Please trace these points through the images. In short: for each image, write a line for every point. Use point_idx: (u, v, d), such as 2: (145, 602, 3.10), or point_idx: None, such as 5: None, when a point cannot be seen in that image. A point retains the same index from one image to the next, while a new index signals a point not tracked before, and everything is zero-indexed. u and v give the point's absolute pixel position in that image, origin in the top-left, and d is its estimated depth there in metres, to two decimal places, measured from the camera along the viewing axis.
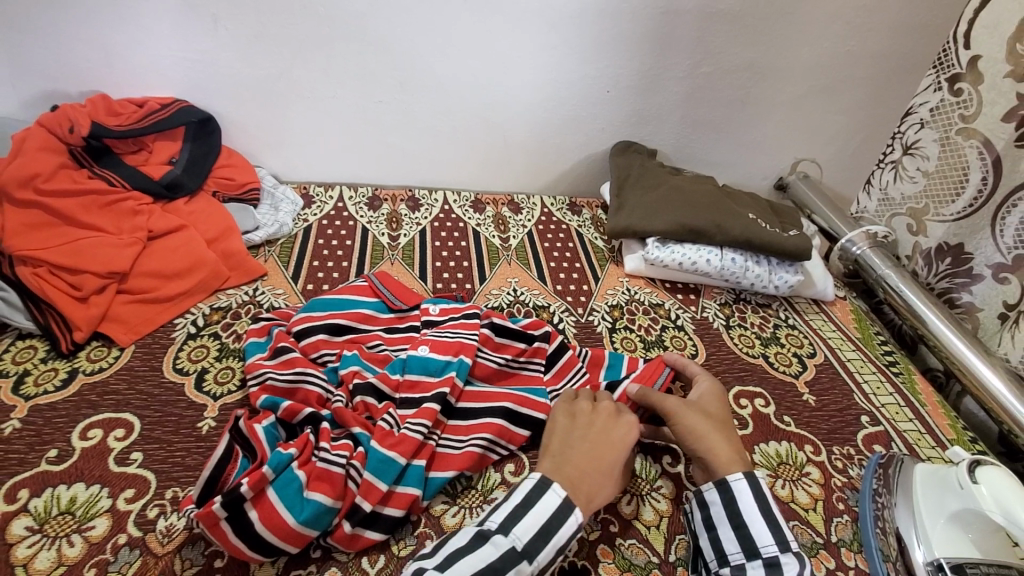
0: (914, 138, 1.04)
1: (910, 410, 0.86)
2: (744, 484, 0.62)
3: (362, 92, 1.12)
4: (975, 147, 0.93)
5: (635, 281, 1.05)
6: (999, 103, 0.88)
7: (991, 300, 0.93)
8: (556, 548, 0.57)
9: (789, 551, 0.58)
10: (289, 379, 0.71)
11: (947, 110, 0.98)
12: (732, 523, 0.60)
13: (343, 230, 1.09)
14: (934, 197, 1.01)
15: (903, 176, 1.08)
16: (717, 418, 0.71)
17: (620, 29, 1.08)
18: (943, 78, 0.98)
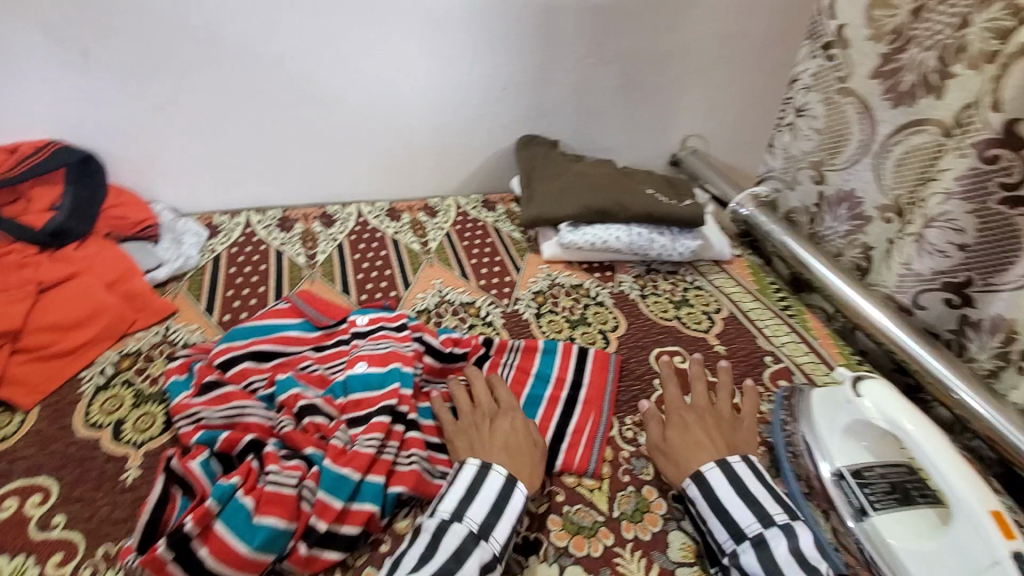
0: (803, 101, 1.10)
1: (805, 344, 0.97)
2: (718, 471, 0.67)
3: (257, 112, 1.10)
4: (853, 104, 1.00)
5: (554, 266, 1.10)
6: (865, 63, 0.97)
7: (881, 239, 0.99)
8: (488, 505, 0.62)
9: (773, 526, 0.61)
10: (226, 416, 0.70)
11: (825, 73, 1.05)
12: (715, 511, 0.64)
13: (256, 255, 1.06)
14: (828, 150, 1.06)
15: (799, 135, 1.12)
16: (682, 432, 0.73)
17: (507, 28, 1.13)
18: (817, 47, 1.06)
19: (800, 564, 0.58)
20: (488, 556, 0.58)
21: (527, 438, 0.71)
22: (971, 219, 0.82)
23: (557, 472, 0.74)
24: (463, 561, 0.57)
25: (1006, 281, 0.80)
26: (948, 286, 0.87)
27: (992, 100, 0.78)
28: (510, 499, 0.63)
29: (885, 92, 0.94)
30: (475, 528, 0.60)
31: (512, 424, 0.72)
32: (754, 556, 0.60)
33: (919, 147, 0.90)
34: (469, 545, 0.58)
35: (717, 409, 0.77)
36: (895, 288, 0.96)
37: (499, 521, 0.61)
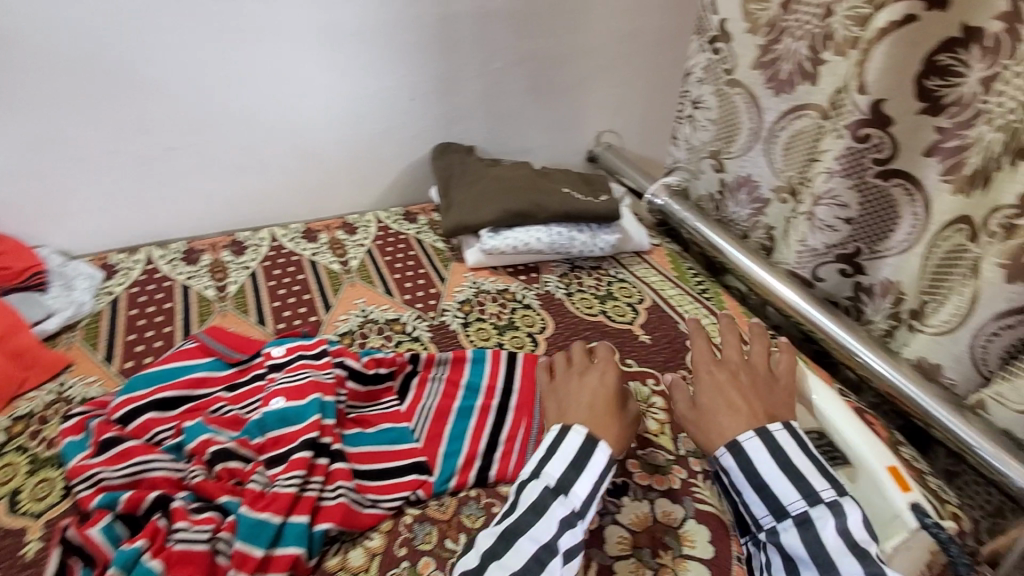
0: (698, 93, 1.15)
1: (724, 325, 1.01)
2: (758, 441, 0.63)
3: (147, 141, 1.04)
4: (740, 95, 1.05)
5: (479, 273, 1.10)
6: (746, 54, 1.03)
7: (780, 219, 1.06)
8: (567, 462, 0.63)
9: (819, 504, 0.59)
10: (128, 473, 0.65)
11: (714, 66, 1.10)
12: (755, 486, 0.62)
13: (159, 293, 0.99)
14: (723, 139, 1.12)
15: (697, 126, 1.17)
16: (713, 394, 0.69)
17: (407, 37, 1.11)
18: (705, 41, 1.11)
19: (847, 547, 0.56)
20: (566, 512, 0.60)
21: (617, 392, 0.70)
22: (851, 193, 0.88)
23: (495, 483, 0.74)
24: (542, 515, 0.59)
25: (890, 247, 0.88)
26: (840, 256, 0.94)
27: (856, 84, 0.82)
28: (592, 457, 0.63)
29: (767, 80, 1.00)
30: (552, 483, 0.61)
31: (602, 378, 0.72)
32: (796, 535, 0.59)
33: (801, 132, 0.97)
34: (545, 500, 0.60)
35: (748, 369, 0.72)
36: (796, 265, 1.00)
37: (579, 477, 0.62)
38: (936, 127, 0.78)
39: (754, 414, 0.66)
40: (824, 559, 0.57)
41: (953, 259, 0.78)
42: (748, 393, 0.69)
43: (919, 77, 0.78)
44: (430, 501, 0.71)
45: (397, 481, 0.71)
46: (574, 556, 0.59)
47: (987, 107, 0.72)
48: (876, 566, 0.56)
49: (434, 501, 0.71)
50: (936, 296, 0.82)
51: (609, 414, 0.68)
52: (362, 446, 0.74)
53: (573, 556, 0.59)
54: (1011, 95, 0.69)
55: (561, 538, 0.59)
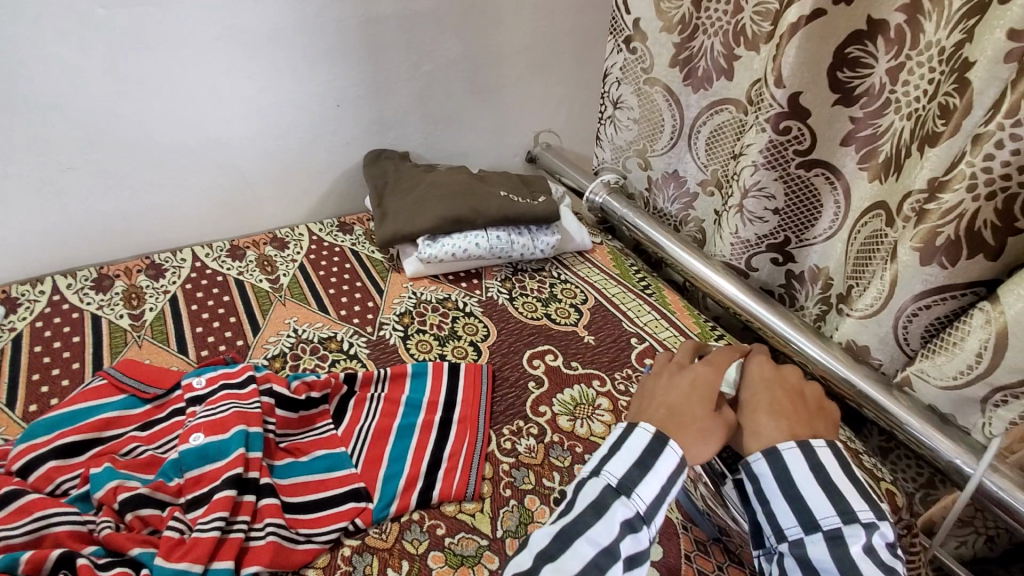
0: (618, 94, 1.13)
1: (666, 320, 1.02)
2: (797, 450, 0.56)
3: (40, 162, 0.95)
4: (660, 93, 1.05)
5: (418, 283, 1.06)
6: (663, 53, 1.02)
7: (708, 212, 1.09)
8: (631, 459, 0.55)
9: (855, 522, 0.52)
10: (29, 530, 0.58)
11: (631, 66, 1.08)
12: (785, 494, 0.55)
13: (66, 325, 0.91)
14: (648, 137, 1.12)
15: (620, 127, 1.16)
16: (756, 404, 0.61)
17: (325, 41, 1.06)
18: (620, 41, 1.08)
19: (878, 568, 0.49)
20: (630, 516, 0.53)
21: (710, 396, 0.61)
22: (777, 184, 0.90)
23: (438, 504, 0.70)
24: (603, 516, 0.52)
25: (817, 235, 0.91)
26: (771, 246, 0.96)
27: (774, 77, 0.82)
28: (660, 458, 0.55)
29: (685, 78, 1.01)
30: (614, 482, 0.54)
31: (687, 382, 0.63)
32: (825, 549, 0.51)
33: (723, 125, 0.99)
34: (606, 501, 0.53)
35: (800, 382, 0.65)
36: (732, 256, 1.02)
37: (645, 478, 0.54)
38: (849, 118, 0.81)
39: (796, 427, 0.59)
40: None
41: (872, 244, 0.82)
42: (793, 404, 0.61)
43: (832, 69, 0.80)
44: (370, 529, 0.67)
45: (333, 511, 0.67)
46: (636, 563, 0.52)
47: (895, 97, 0.76)
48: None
49: (374, 529, 0.68)
50: (861, 281, 0.85)
51: (683, 419, 0.59)
52: (294, 478, 0.70)
53: (636, 564, 0.52)
54: (915, 84, 0.73)
55: (623, 544, 0.52)
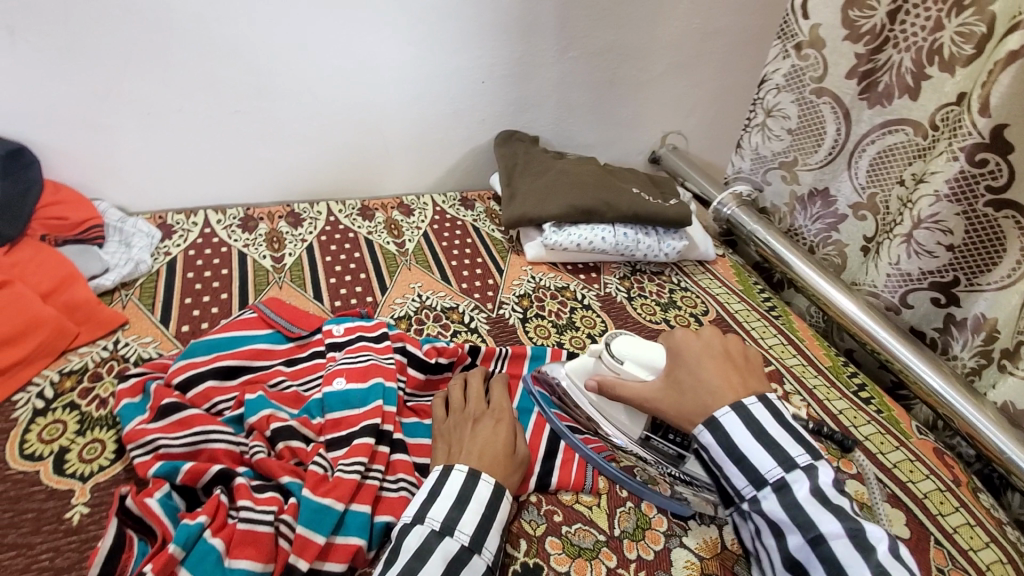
0: (774, 101, 1.09)
1: (793, 347, 0.97)
2: (733, 415, 0.62)
3: (213, 102, 1.00)
4: (828, 103, 1.01)
5: (538, 268, 1.06)
6: (841, 64, 0.97)
7: (854, 236, 1.03)
8: (450, 499, 0.58)
9: (795, 467, 0.58)
10: (188, 442, 0.61)
11: (798, 74, 1.04)
12: (732, 458, 0.61)
13: (216, 258, 0.97)
14: (800, 149, 1.08)
15: (770, 136, 1.12)
16: (694, 371, 0.66)
17: (485, 17, 1.07)
18: (789, 46, 1.05)
19: (824, 505, 0.56)
20: (457, 549, 0.55)
21: (507, 442, 0.66)
22: (958, 219, 0.83)
23: (557, 490, 0.70)
24: (427, 560, 0.53)
25: (989, 282, 0.83)
26: (935, 285, 0.89)
27: (979, 104, 0.77)
28: (477, 489, 0.60)
29: (861, 91, 0.96)
30: (436, 526, 0.56)
31: (495, 426, 0.68)
32: (776, 501, 0.58)
33: (893, 147, 0.93)
34: (434, 541, 0.55)
35: (724, 340, 0.70)
36: (886, 288, 0.96)
37: (463, 514, 0.57)
38: None
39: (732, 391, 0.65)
40: (805, 521, 0.56)
41: None
42: (726, 362, 0.67)
43: None
44: None
45: None
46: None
47: None
48: (853, 522, 0.55)
49: None
50: None
51: (502, 464, 0.64)
52: (420, 437, 0.71)
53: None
54: None
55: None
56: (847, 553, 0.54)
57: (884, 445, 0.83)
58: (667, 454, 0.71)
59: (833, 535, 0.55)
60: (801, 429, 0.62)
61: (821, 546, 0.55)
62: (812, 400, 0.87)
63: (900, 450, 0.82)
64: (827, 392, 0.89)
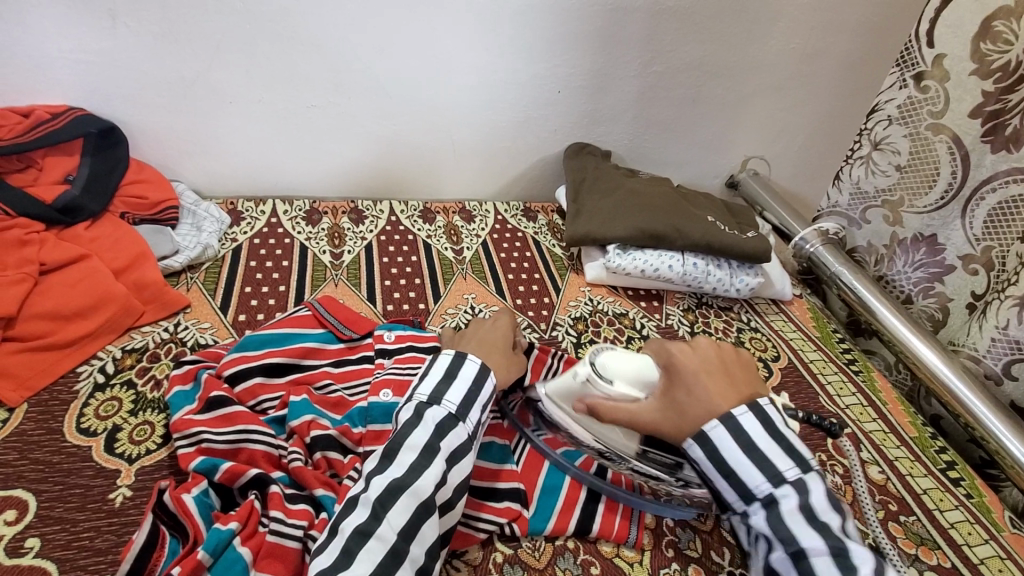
0: (883, 134, 1.04)
1: (873, 409, 0.87)
2: (723, 429, 0.57)
3: (292, 95, 1.02)
4: (945, 142, 0.94)
5: (596, 290, 1.01)
6: (965, 100, 0.90)
7: (960, 290, 0.94)
8: (440, 375, 0.62)
9: (783, 483, 0.54)
10: (230, 439, 0.61)
11: (914, 106, 0.98)
12: (722, 472, 0.57)
13: (278, 248, 0.98)
14: (908, 189, 1.01)
15: (874, 170, 1.07)
16: (691, 382, 0.62)
17: (570, 25, 1.03)
18: (908, 75, 0.99)
19: (809, 522, 0.52)
20: (442, 416, 0.59)
21: (506, 337, 0.75)
22: None
23: (596, 539, 0.65)
24: (417, 427, 0.57)
25: None
26: None
27: None
28: (463, 368, 0.63)
29: (985, 134, 0.88)
30: (424, 397, 0.60)
31: (496, 322, 0.77)
32: (763, 518, 0.54)
33: (1015, 199, 0.84)
34: (421, 410, 0.59)
35: (719, 347, 0.66)
36: (988, 353, 0.88)
37: (451, 386, 0.61)
38: None
39: (734, 398, 0.60)
40: (788, 536, 0.53)
41: None
42: (724, 375, 0.63)
43: None
44: (523, 541, 0.64)
45: (497, 505, 0.64)
46: (458, 459, 0.58)
47: None
48: (838, 539, 0.51)
49: (527, 541, 0.64)
50: None
51: (503, 351, 0.73)
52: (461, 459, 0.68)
53: (459, 457, 0.58)
54: None
55: (443, 440, 0.58)
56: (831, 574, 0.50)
57: (970, 536, 0.72)
58: (665, 463, 0.66)
59: (817, 552, 0.51)
60: (794, 439, 0.57)
61: (802, 562, 0.51)
62: (892, 474, 0.78)
63: (989, 544, 0.71)
64: (910, 466, 0.79)
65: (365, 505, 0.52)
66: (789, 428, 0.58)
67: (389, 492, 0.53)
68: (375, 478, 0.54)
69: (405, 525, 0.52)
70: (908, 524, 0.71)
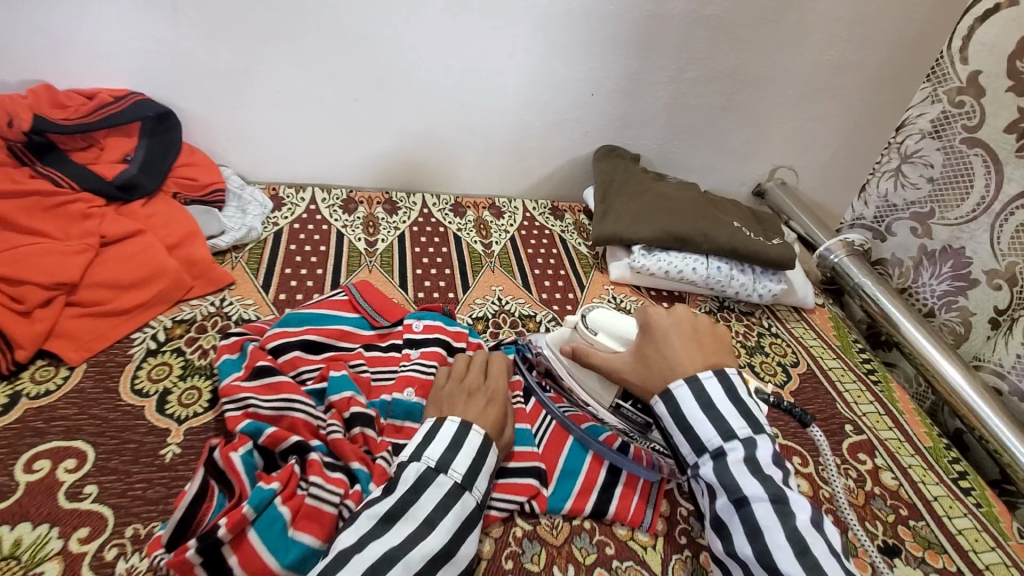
0: (915, 147, 1.06)
1: (890, 418, 0.88)
2: (686, 388, 0.62)
3: (338, 87, 1.06)
4: (980, 155, 0.95)
5: (620, 289, 1.03)
6: (1001, 116, 0.91)
7: (983, 305, 0.95)
8: (447, 441, 0.60)
9: (733, 439, 0.60)
10: (274, 406, 0.65)
11: (947, 120, 1.00)
12: (680, 427, 0.62)
13: (317, 234, 1.02)
14: (940, 201, 1.02)
15: (904, 183, 1.09)
16: (667, 344, 0.67)
17: (607, 30, 1.06)
18: (941, 91, 1.01)
19: (753, 473, 0.58)
20: (446, 489, 0.57)
21: (497, 415, 0.65)
22: None
23: (612, 521, 0.68)
24: (422, 494, 0.57)
25: None
26: None
27: None
28: (469, 435, 0.61)
29: (1019, 148, 0.88)
30: (432, 463, 0.59)
31: (490, 397, 0.67)
32: (711, 468, 0.59)
33: None
34: (428, 476, 0.58)
35: (696, 316, 0.71)
36: (1013, 368, 0.89)
37: (459, 454, 0.60)
38: None
39: (701, 361, 0.66)
40: (732, 484, 0.58)
41: None
42: (695, 340, 0.68)
43: None
44: (542, 518, 0.67)
45: (515, 483, 0.67)
46: (463, 533, 0.57)
47: None
48: (778, 488, 0.57)
49: (545, 518, 0.67)
50: None
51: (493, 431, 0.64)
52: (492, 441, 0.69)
53: (466, 528, 0.57)
54: None
55: (446, 513, 0.56)
56: (769, 518, 0.55)
57: (978, 543, 0.73)
58: (635, 422, 0.72)
59: (757, 500, 0.56)
60: (754, 408, 0.62)
61: (744, 508, 0.56)
62: (905, 480, 0.79)
63: (996, 552, 0.72)
64: (923, 474, 0.80)
65: (358, 565, 0.51)
66: (751, 397, 0.64)
67: (383, 560, 0.51)
68: (371, 543, 0.53)
69: None
70: (918, 529, 0.72)
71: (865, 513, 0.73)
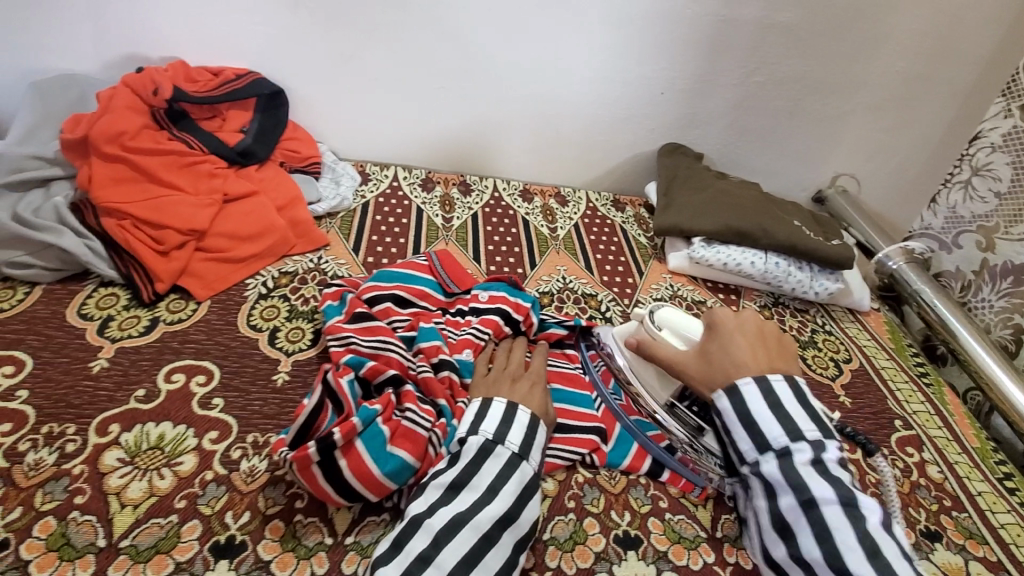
0: (985, 160, 1.08)
1: (940, 419, 0.90)
2: (754, 386, 0.66)
3: (427, 76, 1.16)
4: None
5: (678, 278, 1.08)
6: None
7: None
8: (499, 419, 0.65)
9: (801, 440, 0.62)
10: (374, 345, 0.74)
11: (1018, 135, 1.01)
12: (744, 423, 0.65)
13: (399, 208, 1.12)
14: (1005, 215, 1.03)
15: (973, 196, 1.11)
16: (733, 343, 0.71)
17: (681, 32, 1.12)
18: (1014, 105, 1.03)
19: (821, 474, 0.60)
20: (503, 462, 0.62)
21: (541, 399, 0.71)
22: None
23: (665, 480, 0.74)
24: (481, 467, 0.61)
25: None
26: None
27: None
28: (518, 413, 0.66)
29: None
30: (489, 436, 0.63)
31: (532, 383, 0.73)
32: (776, 466, 0.62)
33: None
34: (487, 448, 0.63)
35: (761, 320, 0.74)
36: None
37: (512, 428, 0.65)
38: None
39: (764, 362, 0.69)
40: (800, 485, 0.60)
41: None
42: (760, 342, 0.71)
43: None
44: (601, 469, 0.73)
45: (577, 437, 0.74)
46: (524, 501, 0.61)
47: None
48: (846, 492, 0.59)
49: (605, 470, 0.73)
50: None
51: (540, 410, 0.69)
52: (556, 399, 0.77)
53: (528, 495, 0.62)
54: None
55: (506, 483, 0.61)
56: (838, 520, 0.58)
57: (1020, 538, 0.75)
58: (688, 423, 0.75)
59: (826, 502, 0.59)
60: (818, 411, 0.66)
61: (812, 509, 0.59)
62: (950, 475, 0.81)
63: None
64: (969, 471, 0.82)
65: (427, 531, 0.57)
66: (815, 400, 0.68)
67: (452, 523, 0.57)
68: (440, 508, 0.58)
69: (467, 555, 0.56)
70: (960, 519, 0.75)
71: (909, 499, 0.76)
